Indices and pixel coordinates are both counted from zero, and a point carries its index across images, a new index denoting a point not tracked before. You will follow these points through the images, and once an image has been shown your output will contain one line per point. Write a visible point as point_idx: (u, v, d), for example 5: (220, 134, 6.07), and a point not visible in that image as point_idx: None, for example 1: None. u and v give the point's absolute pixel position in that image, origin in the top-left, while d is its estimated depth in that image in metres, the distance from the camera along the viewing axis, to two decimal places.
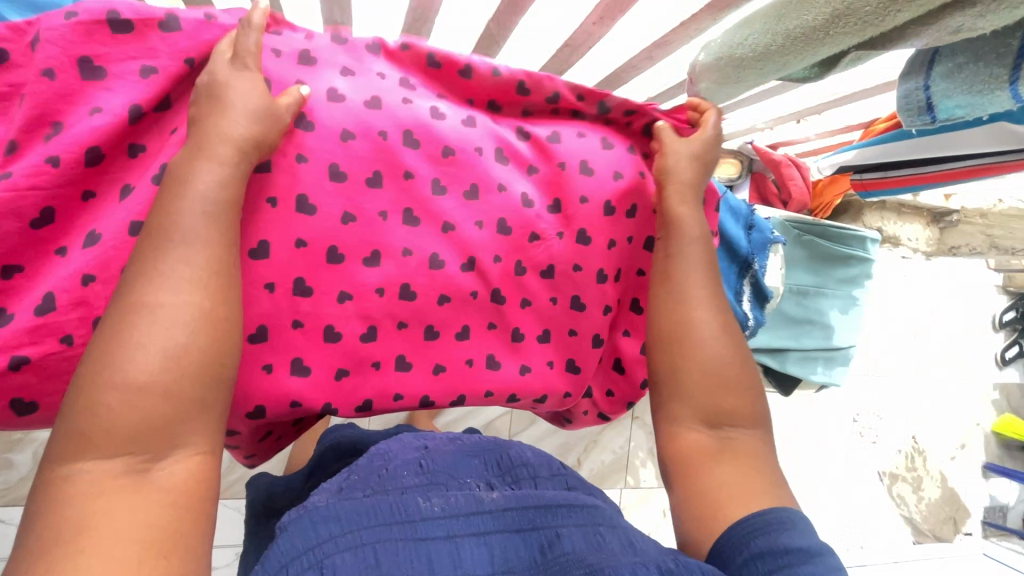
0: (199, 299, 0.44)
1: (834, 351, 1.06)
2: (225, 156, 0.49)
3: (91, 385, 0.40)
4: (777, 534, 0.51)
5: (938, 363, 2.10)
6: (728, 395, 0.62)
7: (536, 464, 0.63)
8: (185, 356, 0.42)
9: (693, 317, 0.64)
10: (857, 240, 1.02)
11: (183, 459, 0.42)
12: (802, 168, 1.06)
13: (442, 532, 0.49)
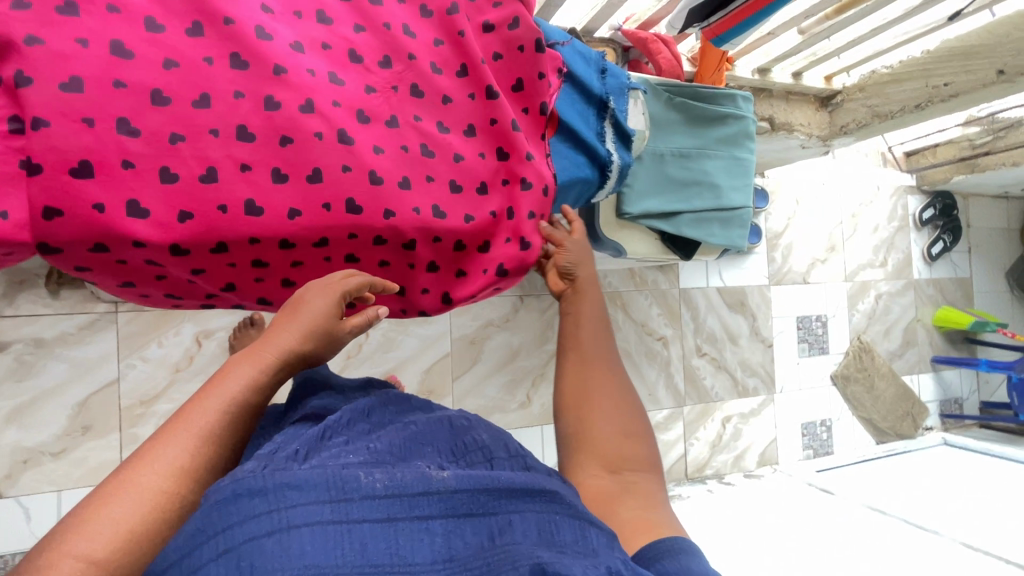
0: (222, 427, 0.51)
1: (728, 211, 1.08)
2: (304, 321, 0.58)
3: (141, 468, 0.46)
4: (678, 556, 0.52)
5: (870, 266, 2.17)
6: (631, 441, 0.66)
7: (492, 444, 0.58)
8: (198, 464, 0.48)
9: (596, 370, 0.72)
10: (728, 99, 1.06)
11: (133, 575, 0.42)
12: (669, 41, 1.08)
13: (377, 514, 0.44)
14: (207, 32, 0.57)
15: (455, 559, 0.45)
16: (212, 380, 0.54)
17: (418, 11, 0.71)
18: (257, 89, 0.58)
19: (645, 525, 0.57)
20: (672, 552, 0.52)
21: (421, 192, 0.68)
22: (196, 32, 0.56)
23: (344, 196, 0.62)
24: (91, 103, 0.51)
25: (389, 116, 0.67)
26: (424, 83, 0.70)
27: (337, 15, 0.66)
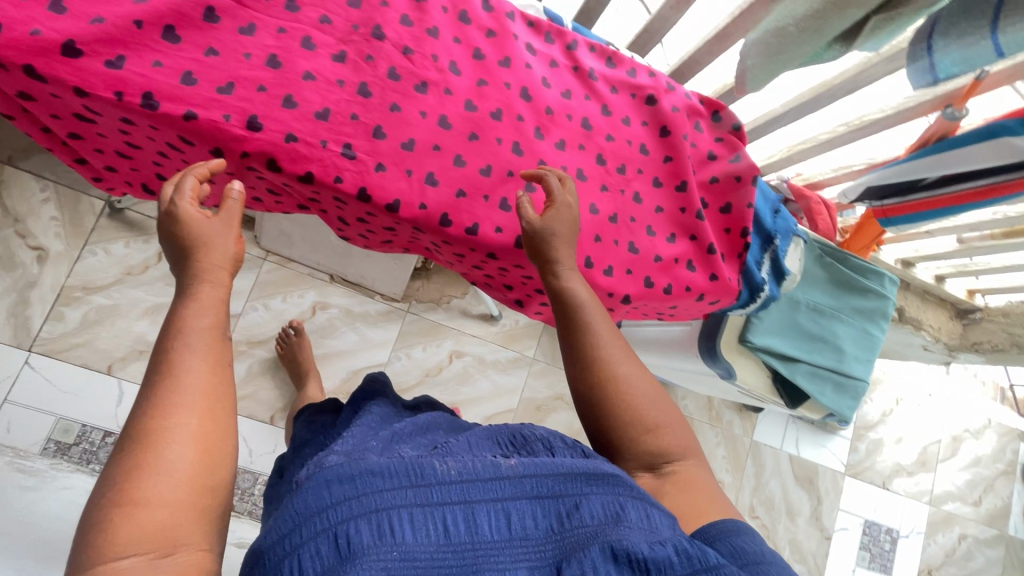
0: (212, 387, 0.51)
1: (845, 377, 1.08)
2: (224, 260, 0.58)
3: (138, 461, 0.45)
4: (732, 539, 0.55)
5: (960, 498, 1.98)
6: (659, 433, 0.66)
7: (551, 439, 0.63)
8: (205, 429, 0.49)
9: (617, 370, 0.68)
10: (875, 275, 1.10)
11: (191, 548, 0.45)
12: (831, 208, 1.16)
13: (457, 500, 0.51)
14: (488, 86, 0.73)
15: (530, 538, 0.51)
16: (158, 344, 0.52)
17: (639, 127, 0.83)
18: (509, 137, 0.73)
19: (694, 512, 0.60)
20: (729, 532, 0.56)
21: (607, 253, 0.77)
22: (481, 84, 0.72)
23: (548, 238, 0.74)
24: (399, 119, 0.67)
25: (600, 185, 0.78)
26: (630, 166, 0.81)
27: (574, 121, 0.78)
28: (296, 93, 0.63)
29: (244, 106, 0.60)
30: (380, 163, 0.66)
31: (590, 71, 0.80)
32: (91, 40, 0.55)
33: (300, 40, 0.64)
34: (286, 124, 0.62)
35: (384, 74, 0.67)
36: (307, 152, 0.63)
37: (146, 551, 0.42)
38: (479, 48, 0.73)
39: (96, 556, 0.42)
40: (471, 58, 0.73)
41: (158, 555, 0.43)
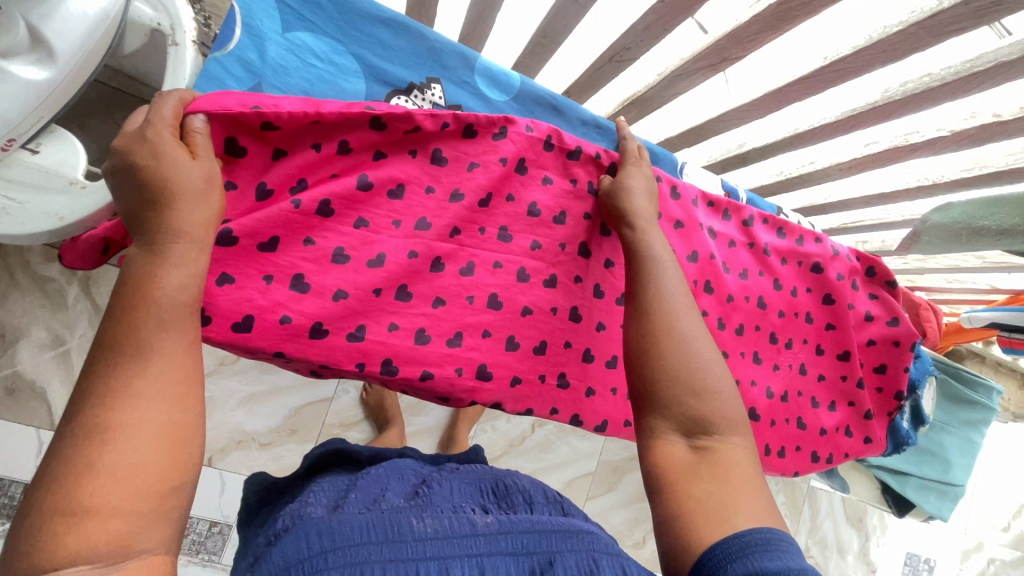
0: (180, 370, 0.36)
1: (948, 486, 1.13)
2: (205, 196, 0.41)
3: (83, 449, 0.31)
4: (757, 556, 0.40)
5: (991, 526, 2.10)
6: (706, 401, 0.50)
7: (532, 491, 0.67)
8: (173, 430, 0.34)
9: (678, 325, 0.53)
10: (983, 387, 1.13)
11: (149, 554, 0.31)
12: (937, 312, 1.18)
13: (430, 555, 0.51)
14: None
15: None
16: (125, 279, 0.37)
17: (806, 296, 0.82)
18: None
19: (716, 506, 0.44)
20: (757, 548, 0.40)
21: (778, 432, 0.79)
22: None
23: None
24: (604, 339, 0.67)
25: (772, 363, 0.79)
26: (796, 338, 0.82)
27: (751, 301, 0.78)
28: (516, 332, 0.62)
29: (473, 356, 0.59)
30: (590, 387, 0.66)
31: (765, 246, 0.79)
32: (337, 317, 0.53)
33: (517, 274, 0.62)
34: (510, 367, 0.61)
35: (590, 293, 0.66)
36: (529, 390, 0.63)
37: (100, 559, 0.29)
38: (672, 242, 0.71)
39: (33, 547, 0.29)
40: None
41: (106, 565, 0.29)
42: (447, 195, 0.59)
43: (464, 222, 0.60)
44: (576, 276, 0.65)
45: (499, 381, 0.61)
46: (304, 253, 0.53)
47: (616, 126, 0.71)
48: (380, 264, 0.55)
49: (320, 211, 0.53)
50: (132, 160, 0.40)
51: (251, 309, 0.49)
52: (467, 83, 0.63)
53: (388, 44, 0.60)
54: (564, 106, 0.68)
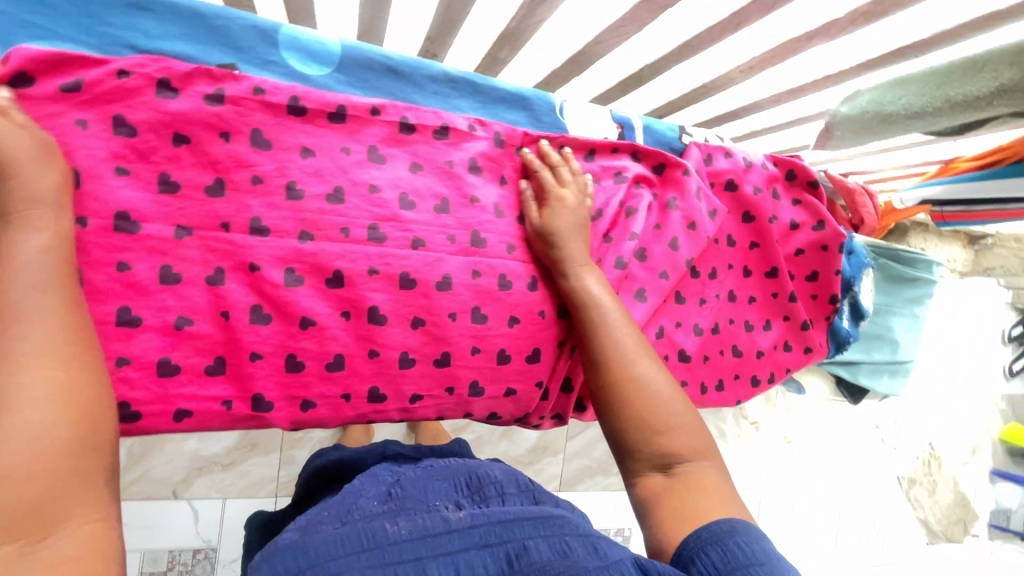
0: (50, 345, 0.36)
1: (898, 364, 1.15)
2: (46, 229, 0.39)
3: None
4: (722, 542, 0.39)
5: (954, 375, 2.20)
6: (682, 433, 0.48)
7: (506, 481, 0.56)
8: (79, 419, 0.35)
9: (635, 368, 0.51)
10: (923, 263, 1.12)
11: (81, 525, 0.33)
12: (873, 196, 1.15)
13: (406, 557, 0.42)
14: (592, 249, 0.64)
15: None
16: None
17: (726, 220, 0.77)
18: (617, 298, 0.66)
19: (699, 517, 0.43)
20: (725, 538, 0.39)
21: (714, 367, 0.76)
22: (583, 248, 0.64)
23: None
24: (525, 331, 0.59)
25: (701, 298, 0.75)
26: (721, 266, 0.77)
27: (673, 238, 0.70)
28: (413, 347, 0.54)
29: (359, 381, 0.53)
30: (509, 386, 0.59)
31: (682, 168, 0.71)
32: (189, 350, 0.48)
33: (397, 280, 0.53)
34: (408, 385, 0.55)
35: (494, 285, 0.57)
36: (437, 404, 0.57)
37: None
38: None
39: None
40: None
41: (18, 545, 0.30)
42: (281, 194, 0.50)
43: (313, 224, 0.51)
44: (472, 269, 0.56)
45: (396, 399, 0.55)
46: (124, 285, 0.45)
47: (473, 75, 0.62)
48: (220, 281, 0.48)
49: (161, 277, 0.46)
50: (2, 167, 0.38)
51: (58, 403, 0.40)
52: (275, 62, 0.53)
53: (155, 33, 0.48)
54: (402, 65, 0.58)
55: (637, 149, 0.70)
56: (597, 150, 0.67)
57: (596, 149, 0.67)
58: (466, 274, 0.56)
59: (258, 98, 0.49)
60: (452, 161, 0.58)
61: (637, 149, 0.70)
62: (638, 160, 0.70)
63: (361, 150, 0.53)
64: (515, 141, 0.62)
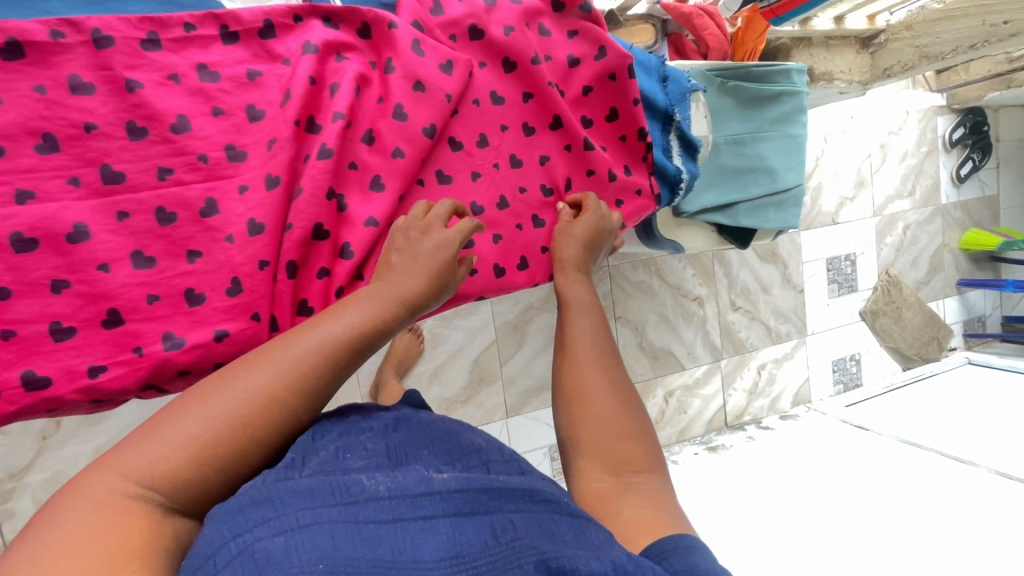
0: (294, 384, 0.45)
1: (782, 194, 1.05)
2: (354, 307, 0.50)
3: (172, 417, 0.41)
4: (683, 552, 0.43)
5: (899, 196, 2.10)
6: (631, 442, 0.55)
7: (489, 449, 0.54)
8: (228, 446, 0.42)
9: (586, 368, 0.60)
10: (782, 75, 1.00)
11: (175, 522, 0.38)
12: (714, 15, 1.02)
13: (383, 517, 0.40)
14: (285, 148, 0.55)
15: (461, 555, 0.39)
16: (284, 336, 0.48)
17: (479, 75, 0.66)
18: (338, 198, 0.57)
19: (649, 523, 0.48)
20: (675, 548, 0.43)
21: (512, 244, 0.67)
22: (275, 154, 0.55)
23: None
24: (212, 264, 0.52)
25: (472, 171, 0.65)
26: (490, 128, 0.66)
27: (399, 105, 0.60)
28: (66, 315, 0.48)
29: (10, 367, 0.46)
30: (217, 328, 0.52)
31: (389, 20, 0.60)
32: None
33: (12, 243, 0.46)
34: (79, 358, 0.48)
35: (151, 221, 0.51)
36: (129, 372, 0.49)
37: (145, 485, 0.38)
38: (249, 103, 0.55)
39: (100, 468, 0.38)
40: (249, 125, 0.54)
41: (143, 496, 0.38)
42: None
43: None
44: (117, 209, 0.49)
45: (67, 379, 0.48)
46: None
47: None
48: None
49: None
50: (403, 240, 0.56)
51: None
52: None
53: None
54: None
55: (331, 13, 0.59)
56: (274, 24, 0.56)
57: (270, 23, 0.56)
58: (110, 218, 0.49)
59: None
60: (44, 85, 0.48)
61: (333, 14, 0.59)
62: (337, 27, 0.59)
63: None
64: (130, 33, 0.50)
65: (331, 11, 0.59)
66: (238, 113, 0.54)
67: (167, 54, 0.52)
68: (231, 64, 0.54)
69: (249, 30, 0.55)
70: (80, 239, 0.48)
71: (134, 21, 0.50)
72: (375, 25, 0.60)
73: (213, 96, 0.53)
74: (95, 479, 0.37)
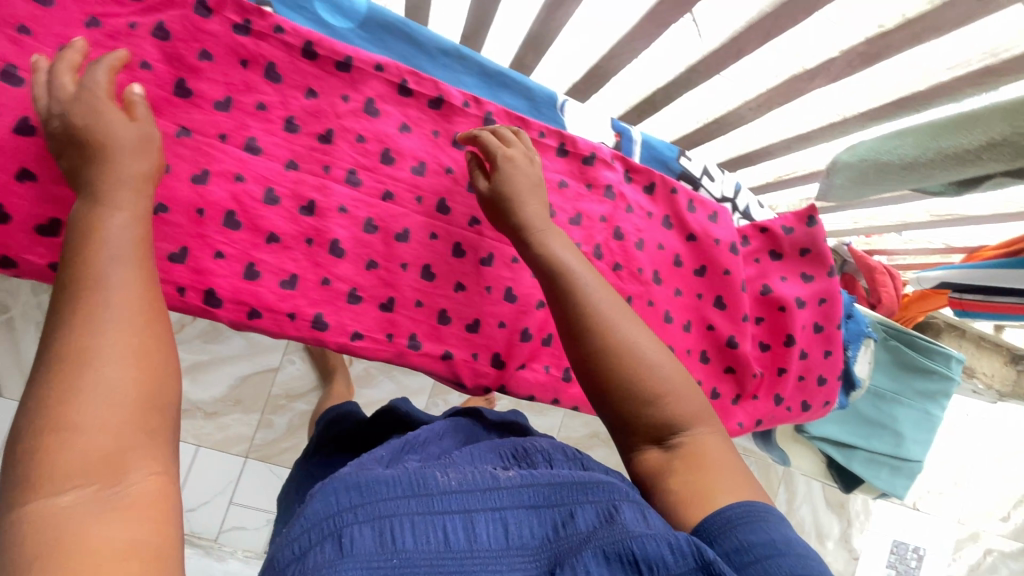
0: (137, 290, 0.38)
1: (901, 461, 1.06)
2: (129, 207, 0.41)
3: (58, 401, 0.32)
4: (734, 531, 0.43)
5: (991, 516, 1.96)
6: (663, 403, 0.52)
7: (553, 450, 0.58)
8: (140, 374, 0.34)
9: (612, 332, 0.53)
10: (942, 356, 1.04)
11: (146, 478, 0.32)
12: (896, 278, 1.11)
13: (455, 508, 0.44)
14: None
15: (527, 547, 0.43)
16: (66, 274, 0.37)
17: (729, 252, 0.76)
18: None
19: (726, 488, 0.48)
20: (739, 522, 0.44)
21: None
22: None
23: None
24: (468, 300, 0.64)
25: (687, 320, 0.75)
26: (713, 293, 0.76)
27: (650, 250, 0.73)
28: (362, 286, 0.59)
29: (309, 303, 0.57)
30: (447, 350, 0.62)
31: (673, 186, 0.74)
32: (157, 235, 0.52)
33: (362, 222, 0.59)
34: (350, 321, 0.59)
35: (448, 250, 0.63)
36: (374, 348, 0.59)
37: (87, 485, 0.30)
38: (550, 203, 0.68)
39: (24, 492, 0.30)
40: None
41: (96, 488, 0.30)
42: (279, 124, 0.57)
43: (300, 156, 0.57)
44: (432, 231, 0.62)
45: (337, 332, 0.58)
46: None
47: (484, 58, 0.67)
48: (202, 181, 0.54)
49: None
50: (71, 133, 0.43)
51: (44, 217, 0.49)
52: (305, 8, 0.59)
53: None
54: (416, 33, 0.63)
55: (633, 168, 0.72)
56: (596, 158, 0.69)
57: (594, 156, 0.69)
58: (425, 234, 0.62)
59: (278, 36, 0.56)
60: (439, 131, 0.63)
61: (633, 168, 0.72)
62: (631, 180, 0.72)
63: (358, 101, 0.59)
64: (506, 123, 0.65)
65: (634, 167, 0.72)
66: None
67: None
68: (553, 171, 0.68)
69: (581, 153, 0.69)
70: (401, 240, 0.61)
71: (513, 117, 0.66)
72: (660, 185, 0.74)
73: None
74: (31, 516, 0.29)
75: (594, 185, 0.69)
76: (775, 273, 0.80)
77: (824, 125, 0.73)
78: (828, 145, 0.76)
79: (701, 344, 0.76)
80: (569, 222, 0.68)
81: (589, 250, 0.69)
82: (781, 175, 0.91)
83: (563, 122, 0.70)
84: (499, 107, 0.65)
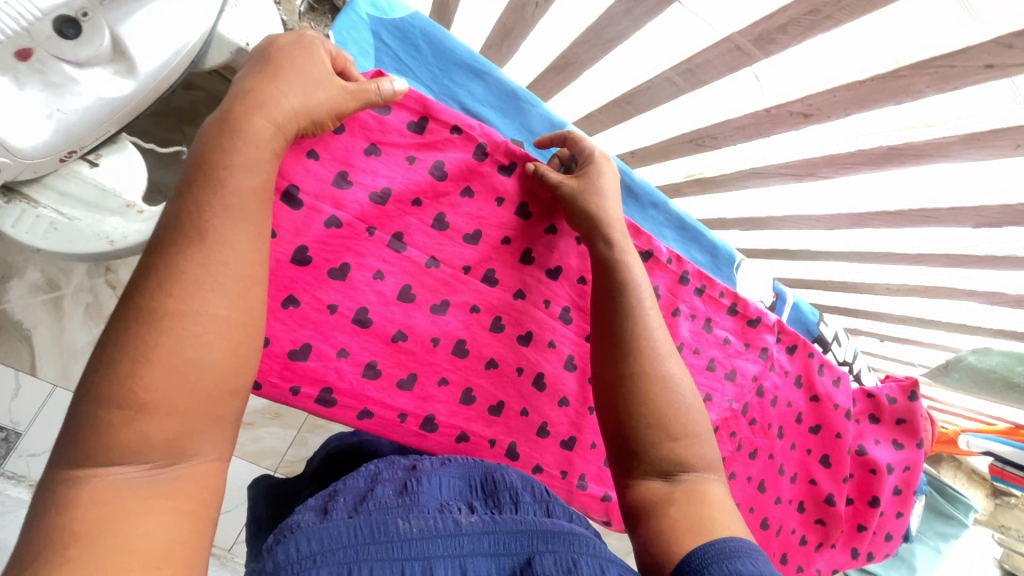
0: (254, 258, 0.30)
1: None
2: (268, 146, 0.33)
3: (126, 362, 0.26)
4: (729, 561, 0.34)
5: None
6: (686, 444, 0.42)
7: (521, 483, 0.43)
8: (230, 361, 0.28)
9: (659, 366, 0.44)
10: (962, 503, 1.19)
11: (202, 460, 0.27)
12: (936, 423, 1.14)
13: (414, 556, 0.33)
14: (714, 396, 0.71)
15: None
16: (178, 215, 0.29)
17: (843, 416, 0.82)
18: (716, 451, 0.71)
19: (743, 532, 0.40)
20: (732, 557, 0.34)
21: (785, 539, 0.80)
22: (707, 398, 0.70)
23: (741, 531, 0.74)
24: None
25: (794, 472, 0.80)
26: (820, 448, 0.81)
27: (781, 407, 0.78)
28: (553, 423, 0.61)
29: (508, 433, 0.58)
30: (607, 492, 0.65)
31: (811, 350, 0.79)
32: (392, 361, 0.53)
33: (565, 360, 0.61)
34: (536, 454, 0.60)
35: None
36: (551, 484, 0.61)
37: (150, 459, 0.25)
38: (713, 358, 0.71)
39: (76, 457, 0.25)
40: (710, 367, 0.70)
41: (157, 466, 0.26)
42: (517, 255, 0.57)
43: (528, 285, 0.58)
44: None
45: (523, 463, 0.59)
46: (374, 291, 0.52)
47: (685, 216, 0.70)
48: (443, 311, 0.54)
49: (401, 293, 0.53)
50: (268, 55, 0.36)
51: (296, 341, 0.48)
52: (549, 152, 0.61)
53: (478, 98, 0.57)
54: (639, 188, 0.67)
55: (782, 329, 0.77)
56: (757, 321, 0.74)
57: (756, 320, 0.74)
58: None
59: None
60: None
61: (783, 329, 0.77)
62: (779, 341, 0.77)
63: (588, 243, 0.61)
64: (695, 282, 0.69)
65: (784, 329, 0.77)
66: (707, 360, 0.70)
67: (701, 300, 0.69)
68: (722, 327, 0.72)
69: (747, 315, 0.73)
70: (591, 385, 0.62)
71: (703, 276, 0.69)
72: (800, 345, 0.78)
73: (703, 338, 0.70)
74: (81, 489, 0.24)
75: (750, 343, 0.74)
76: (872, 436, 0.86)
77: (955, 322, 0.79)
78: (948, 333, 0.83)
79: (801, 493, 0.81)
80: (722, 377, 0.72)
81: (738, 402, 0.73)
82: (881, 332, 0.96)
83: (733, 280, 0.75)
84: (695, 267, 0.69)
